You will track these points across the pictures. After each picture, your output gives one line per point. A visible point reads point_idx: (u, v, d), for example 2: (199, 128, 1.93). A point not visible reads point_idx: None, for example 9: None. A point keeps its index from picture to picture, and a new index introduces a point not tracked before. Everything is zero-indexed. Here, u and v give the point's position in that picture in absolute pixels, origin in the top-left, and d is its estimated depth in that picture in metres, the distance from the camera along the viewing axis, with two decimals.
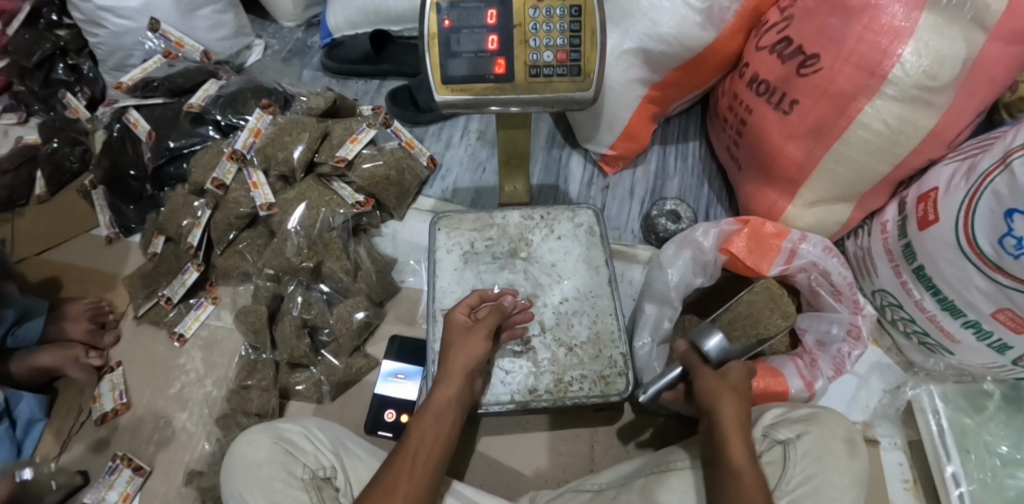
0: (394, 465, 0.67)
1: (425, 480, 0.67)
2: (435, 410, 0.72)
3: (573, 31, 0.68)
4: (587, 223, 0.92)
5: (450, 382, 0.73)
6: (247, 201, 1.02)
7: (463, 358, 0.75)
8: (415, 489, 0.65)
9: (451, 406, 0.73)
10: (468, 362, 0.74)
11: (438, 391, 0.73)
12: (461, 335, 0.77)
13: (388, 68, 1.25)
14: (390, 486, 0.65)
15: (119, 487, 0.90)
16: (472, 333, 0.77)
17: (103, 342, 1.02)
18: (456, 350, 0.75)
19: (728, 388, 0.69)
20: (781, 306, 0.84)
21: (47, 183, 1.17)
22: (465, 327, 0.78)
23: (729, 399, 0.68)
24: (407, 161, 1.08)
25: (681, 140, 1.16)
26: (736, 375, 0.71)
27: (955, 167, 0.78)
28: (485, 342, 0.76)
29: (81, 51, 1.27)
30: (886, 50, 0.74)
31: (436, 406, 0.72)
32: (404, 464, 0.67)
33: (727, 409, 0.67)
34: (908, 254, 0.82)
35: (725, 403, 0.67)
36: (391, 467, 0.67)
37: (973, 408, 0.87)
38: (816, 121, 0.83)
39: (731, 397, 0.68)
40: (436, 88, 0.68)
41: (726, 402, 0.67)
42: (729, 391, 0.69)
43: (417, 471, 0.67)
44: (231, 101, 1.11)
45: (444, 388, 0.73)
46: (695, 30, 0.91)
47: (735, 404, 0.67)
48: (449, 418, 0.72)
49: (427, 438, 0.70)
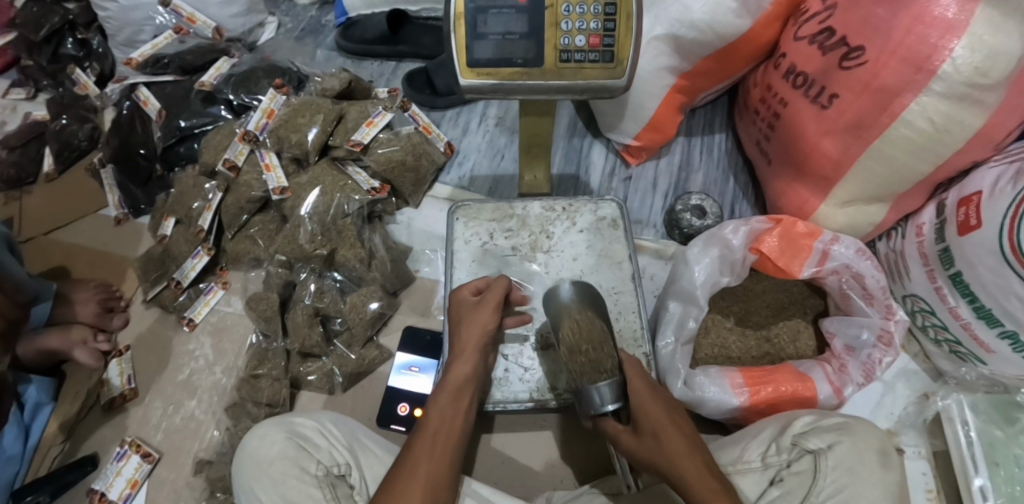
0: (413, 447, 0.65)
1: (445, 458, 0.65)
2: (452, 387, 0.70)
3: (608, 15, 0.64)
4: (610, 216, 0.89)
5: (464, 360, 0.71)
6: (258, 185, 0.99)
7: (475, 334, 0.72)
8: (438, 467, 0.63)
9: (467, 384, 0.71)
10: (481, 337, 0.72)
11: (452, 369, 0.71)
12: (470, 311, 0.74)
13: (405, 49, 1.21)
14: (414, 456, 0.64)
15: (126, 475, 0.89)
16: (481, 307, 0.74)
17: (112, 325, 1.01)
18: (468, 326, 0.73)
19: (650, 433, 0.61)
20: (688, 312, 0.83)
21: (55, 160, 1.14)
22: (472, 302, 0.75)
23: (663, 440, 0.60)
24: (424, 146, 1.04)
25: (707, 131, 1.12)
26: (644, 406, 0.62)
27: (1001, 171, 0.74)
28: (495, 312, 0.74)
29: (91, 26, 1.23)
30: (937, 44, 0.70)
31: (451, 384, 0.70)
32: (425, 441, 0.65)
33: (673, 447, 0.60)
34: (944, 259, 0.79)
35: (667, 446, 0.60)
36: (412, 448, 0.65)
37: (1004, 420, 0.83)
38: (856, 117, 0.79)
39: (672, 432, 0.61)
40: (462, 71, 0.64)
41: (667, 446, 0.60)
42: (656, 443, 0.60)
43: (436, 451, 0.65)
44: (244, 81, 1.08)
45: (458, 366, 0.71)
46: (730, 17, 0.86)
47: (673, 432, 0.61)
48: (466, 396, 0.70)
49: (446, 417, 0.68)
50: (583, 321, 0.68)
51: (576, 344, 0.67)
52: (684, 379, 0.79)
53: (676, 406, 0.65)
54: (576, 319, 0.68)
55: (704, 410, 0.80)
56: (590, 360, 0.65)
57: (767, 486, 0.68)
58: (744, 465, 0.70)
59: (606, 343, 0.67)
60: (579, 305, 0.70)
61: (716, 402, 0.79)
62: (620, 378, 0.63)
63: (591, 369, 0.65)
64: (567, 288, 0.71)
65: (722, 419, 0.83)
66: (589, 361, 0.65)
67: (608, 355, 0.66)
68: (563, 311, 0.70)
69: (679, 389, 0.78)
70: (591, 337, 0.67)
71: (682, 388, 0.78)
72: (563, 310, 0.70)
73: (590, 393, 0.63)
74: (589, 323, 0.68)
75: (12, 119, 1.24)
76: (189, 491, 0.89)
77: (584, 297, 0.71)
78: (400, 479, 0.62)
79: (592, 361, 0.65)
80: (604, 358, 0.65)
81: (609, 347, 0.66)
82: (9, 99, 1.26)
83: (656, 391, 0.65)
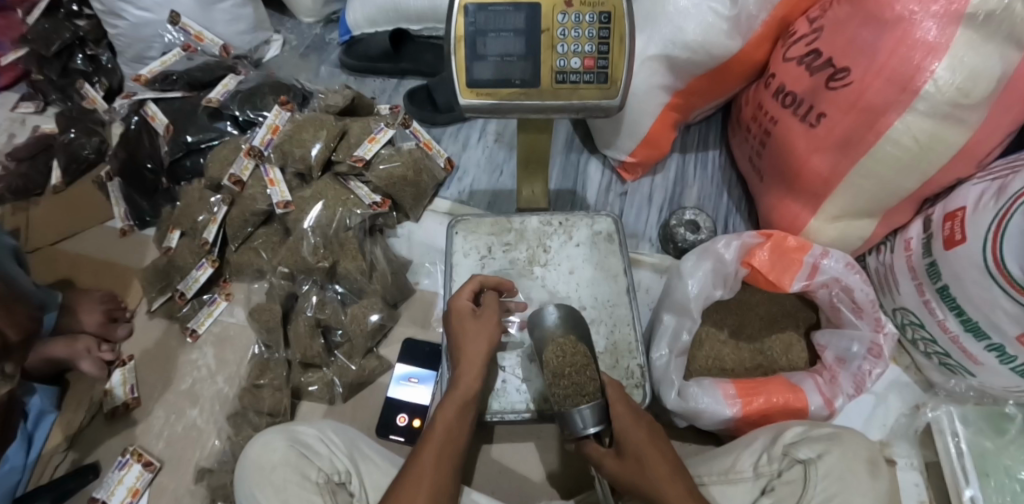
0: (418, 457, 0.67)
1: (449, 465, 0.67)
2: (459, 397, 0.71)
3: (602, 38, 0.66)
4: (606, 230, 0.91)
5: (467, 372, 0.73)
6: (263, 198, 1.01)
7: (476, 344, 0.74)
8: (442, 474, 0.65)
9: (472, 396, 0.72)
10: (482, 348, 0.74)
11: (459, 381, 0.73)
12: (470, 323, 0.76)
13: (406, 67, 1.25)
14: (420, 464, 0.65)
15: (127, 483, 0.90)
16: (480, 320, 0.77)
17: (117, 335, 1.02)
18: (469, 337, 0.75)
19: (635, 456, 0.62)
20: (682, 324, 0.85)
21: (63, 173, 1.16)
22: (471, 314, 0.77)
23: (646, 465, 0.61)
24: (425, 161, 1.07)
25: (701, 148, 1.15)
26: (627, 429, 0.64)
27: (984, 187, 0.76)
28: (495, 324, 0.77)
29: (100, 42, 1.27)
30: (919, 66, 0.72)
31: (456, 396, 0.72)
32: (430, 451, 0.67)
33: (656, 471, 0.61)
34: (932, 273, 0.81)
35: (652, 470, 0.61)
36: (418, 457, 0.66)
37: (992, 431, 0.85)
38: (842, 135, 0.82)
39: (654, 454, 0.62)
40: (462, 91, 0.67)
41: (652, 470, 0.61)
42: (640, 467, 0.61)
43: (441, 460, 0.66)
44: (249, 97, 1.11)
45: (463, 378, 0.73)
46: (721, 38, 0.89)
47: (657, 456, 0.62)
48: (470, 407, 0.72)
49: (449, 425, 0.69)
50: (566, 346, 0.71)
51: (560, 368, 0.69)
52: (678, 390, 0.81)
53: (659, 432, 0.66)
54: (559, 343, 0.71)
55: (698, 421, 0.82)
56: (573, 384, 0.67)
57: (759, 495, 0.70)
58: (736, 475, 0.71)
59: (589, 367, 0.69)
60: (563, 330, 0.73)
61: (710, 413, 0.80)
62: (602, 402, 0.65)
63: (574, 392, 0.67)
64: (553, 314, 0.74)
65: (716, 430, 0.84)
66: (572, 384, 0.67)
67: (590, 380, 0.67)
68: (548, 336, 0.73)
69: (672, 400, 0.80)
70: (574, 361, 0.69)
71: (676, 399, 0.80)
72: (547, 335, 0.73)
73: (572, 416, 0.64)
74: (573, 348, 0.70)
75: (20, 132, 1.27)
76: (190, 498, 0.90)
77: (567, 321, 0.74)
78: (407, 487, 0.63)
79: (575, 384, 0.67)
80: (586, 382, 0.67)
81: (591, 372, 0.68)
82: (18, 112, 1.29)
83: (640, 415, 0.66)
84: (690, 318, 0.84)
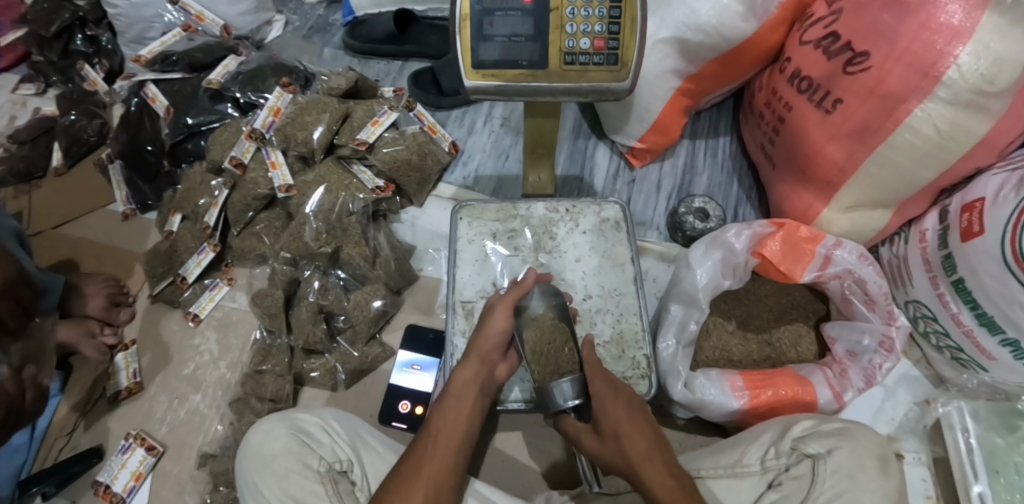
0: (416, 448, 0.66)
1: (448, 459, 0.65)
2: (456, 391, 0.70)
3: (613, 18, 0.64)
4: (614, 218, 0.89)
5: (469, 363, 0.72)
6: (265, 182, 1.00)
7: (482, 340, 0.73)
8: (441, 470, 0.64)
9: (471, 387, 0.71)
10: (488, 344, 0.73)
11: (456, 374, 0.72)
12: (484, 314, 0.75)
13: (411, 49, 1.22)
14: (417, 463, 0.64)
15: (131, 467, 0.90)
16: (492, 310, 0.74)
17: (118, 319, 1.01)
18: (479, 331, 0.74)
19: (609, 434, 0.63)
20: (692, 314, 0.83)
21: (65, 155, 1.15)
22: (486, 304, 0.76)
23: (623, 441, 0.61)
24: (429, 146, 1.04)
25: (711, 135, 1.12)
26: (607, 404, 0.64)
27: (1006, 178, 0.73)
28: (508, 318, 0.73)
29: (100, 22, 1.24)
30: (942, 50, 0.70)
31: (456, 387, 0.71)
32: (427, 444, 0.66)
33: (631, 448, 0.61)
34: (947, 266, 0.79)
35: (628, 447, 0.61)
36: (414, 450, 0.65)
37: (1004, 427, 0.83)
38: (860, 122, 0.79)
39: (633, 432, 0.62)
40: (467, 73, 0.64)
41: (627, 448, 0.61)
42: (616, 445, 0.62)
43: (439, 452, 0.65)
44: (251, 78, 1.09)
45: (461, 370, 0.72)
46: (736, 20, 0.86)
47: (634, 431, 0.62)
48: (470, 398, 0.70)
49: (450, 420, 0.68)
50: (545, 324, 0.74)
51: (539, 345, 0.72)
52: (685, 381, 0.80)
53: (641, 408, 0.66)
54: (540, 323, 0.74)
55: (704, 412, 0.81)
56: (551, 361, 0.71)
57: (765, 489, 0.68)
58: (742, 469, 0.70)
59: (568, 345, 0.72)
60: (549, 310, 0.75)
61: (717, 404, 0.79)
62: (580, 376, 0.68)
63: (553, 370, 0.71)
64: (536, 296, 0.77)
65: (723, 421, 0.83)
66: (552, 361, 0.71)
67: (570, 357, 0.72)
68: (527, 317, 0.75)
69: (679, 390, 0.79)
70: (555, 338, 0.73)
71: (683, 390, 0.79)
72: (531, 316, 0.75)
73: (552, 390, 0.67)
74: (553, 326, 0.74)
75: (21, 114, 1.26)
76: (193, 484, 0.90)
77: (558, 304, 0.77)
78: (403, 482, 0.62)
79: (554, 361, 0.71)
80: (565, 359, 0.71)
81: (570, 349, 0.72)
82: (18, 94, 1.28)
83: (623, 391, 0.66)
84: (699, 311, 0.83)
